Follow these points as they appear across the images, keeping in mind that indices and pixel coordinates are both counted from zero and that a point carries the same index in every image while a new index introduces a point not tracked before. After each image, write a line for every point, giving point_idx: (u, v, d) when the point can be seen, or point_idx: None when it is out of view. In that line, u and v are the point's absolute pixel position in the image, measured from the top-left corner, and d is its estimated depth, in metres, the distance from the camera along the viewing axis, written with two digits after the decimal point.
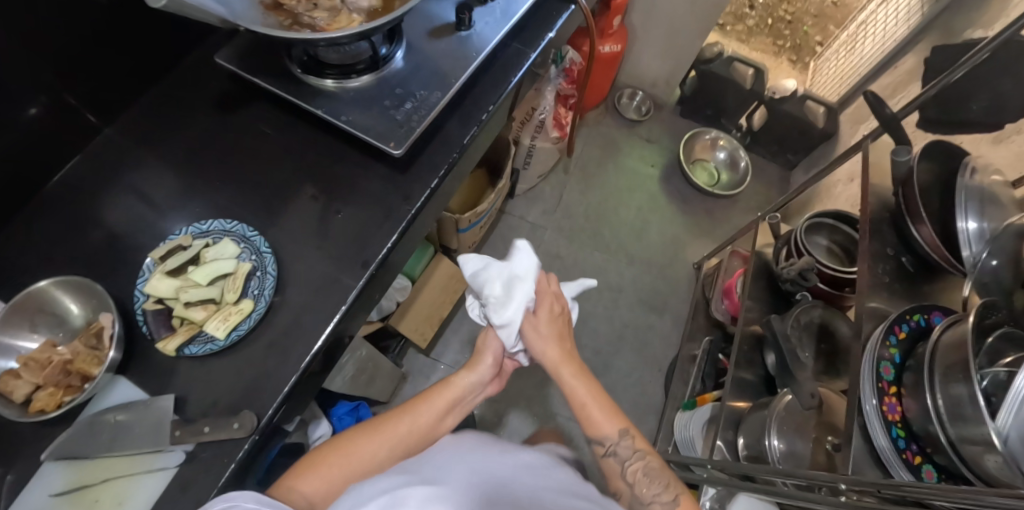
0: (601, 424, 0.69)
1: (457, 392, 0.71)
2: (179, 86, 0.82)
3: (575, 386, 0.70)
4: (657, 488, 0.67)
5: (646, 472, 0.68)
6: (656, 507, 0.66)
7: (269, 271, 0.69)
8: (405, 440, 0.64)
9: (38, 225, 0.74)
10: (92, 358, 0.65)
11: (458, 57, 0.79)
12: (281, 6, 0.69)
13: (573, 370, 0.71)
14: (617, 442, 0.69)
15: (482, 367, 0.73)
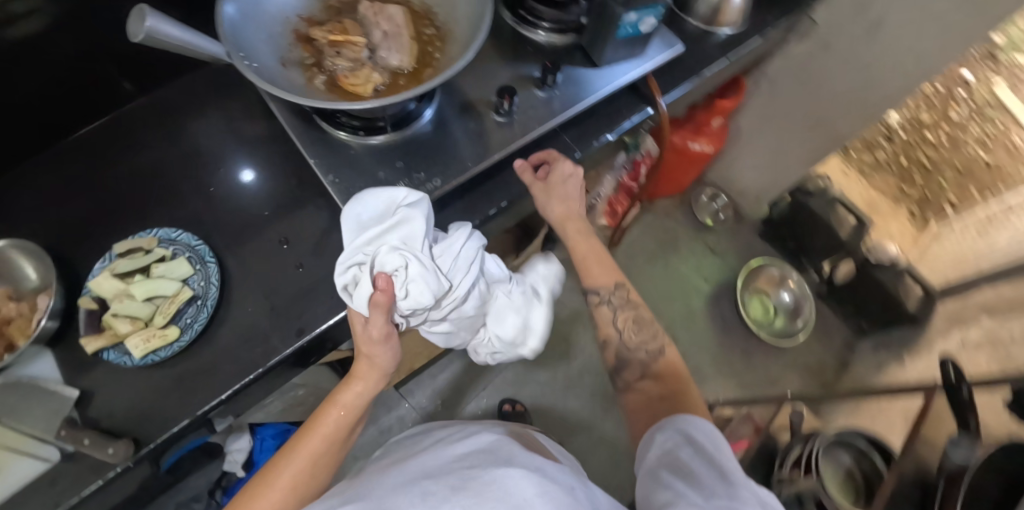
0: (598, 273, 0.74)
1: (347, 408, 0.60)
2: (226, 84, 0.84)
3: (580, 247, 0.76)
4: (643, 337, 0.70)
5: (635, 320, 0.71)
6: (639, 353, 0.69)
7: (208, 304, 0.66)
8: (297, 482, 0.56)
9: (44, 175, 0.77)
10: (25, 328, 0.65)
11: (483, 144, 0.71)
12: (312, 40, 0.66)
13: (576, 226, 0.76)
14: (614, 287, 0.73)
15: (366, 370, 0.61)
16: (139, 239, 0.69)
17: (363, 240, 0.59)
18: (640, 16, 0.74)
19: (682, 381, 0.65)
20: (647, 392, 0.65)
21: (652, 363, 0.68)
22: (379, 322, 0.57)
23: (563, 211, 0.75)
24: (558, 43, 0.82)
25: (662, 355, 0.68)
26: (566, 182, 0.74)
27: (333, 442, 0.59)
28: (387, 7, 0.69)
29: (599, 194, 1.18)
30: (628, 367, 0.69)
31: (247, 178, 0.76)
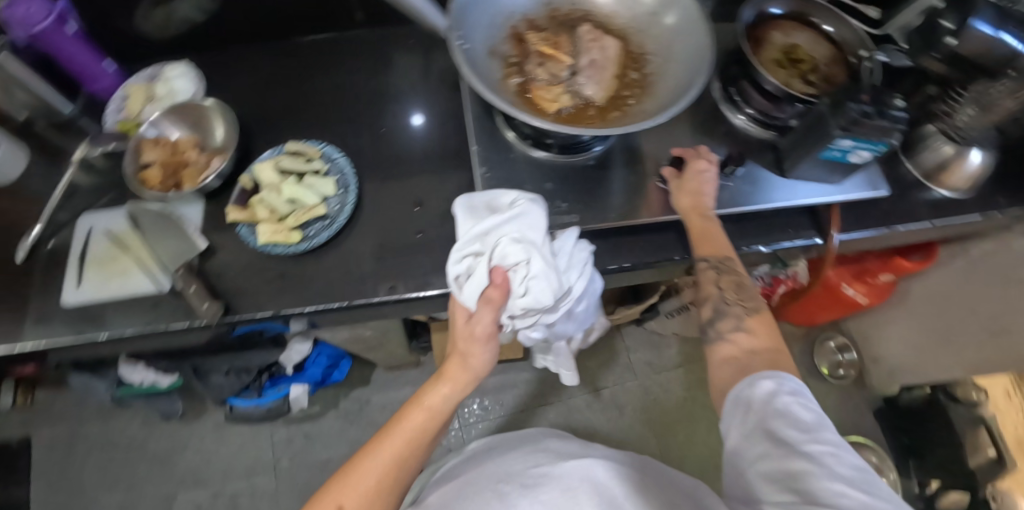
0: (711, 242, 0.66)
1: (433, 408, 0.61)
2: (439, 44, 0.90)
3: (706, 225, 0.67)
4: (746, 302, 0.64)
5: (738, 284, 0.65)
6: (738, 308, 0.64)
7: (334, 226, 0.71)
8: (384, 475, 0.57)
9: (270, 61, 0.89)
10: (192, 175, 0.75)
11: (632, 202, 0.70)
12: (524, 42, 0.69)
13: (699, 218, 0.67)
14: (721, 261, 0.66)
15: (456, 371, 0.62)
16: (306, 147, 0.75)
17: (480, 229, 0.61)
18: (855, 145, 0.69)
19: (774, 338, 0.61)
20: (738, 344, 0.61)
21: (745, 319, 0.63)
22: (488, 319, 0.59)
23: (689, 203, 0.68)
24: (756, 134, 0.80)
25: (758, 316, 0.63)
26: (696, 178, 0.69)
27: (418, 442, 0.60)
28: (604, 38, 0.69)
29: None
30: (725, 317, 0.63)
31: (417, 121, 0.83)
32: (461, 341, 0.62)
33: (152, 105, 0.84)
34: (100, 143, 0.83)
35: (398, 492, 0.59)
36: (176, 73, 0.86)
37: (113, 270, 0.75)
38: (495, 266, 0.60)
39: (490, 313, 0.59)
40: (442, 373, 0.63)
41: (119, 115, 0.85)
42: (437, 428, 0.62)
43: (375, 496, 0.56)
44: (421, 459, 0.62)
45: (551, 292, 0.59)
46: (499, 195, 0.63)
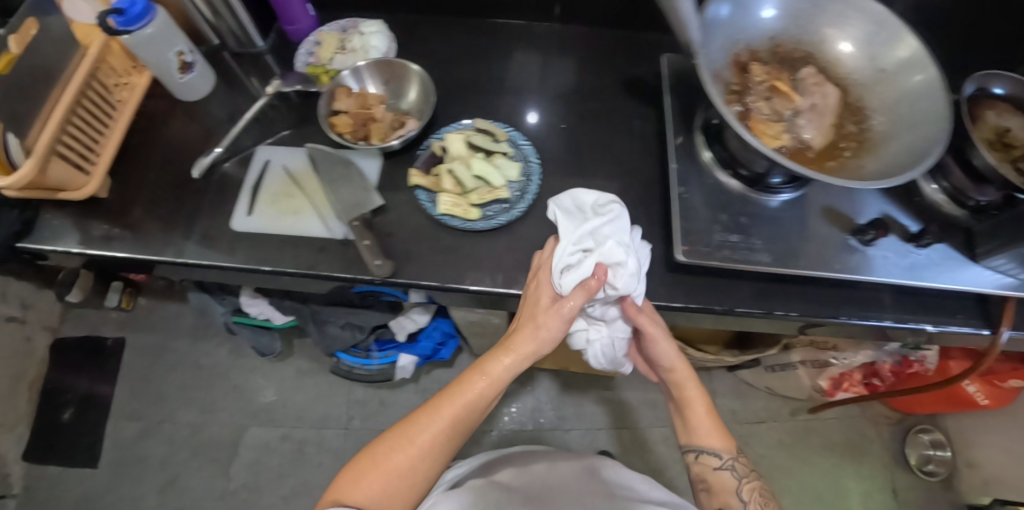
0: (710, 435, 0.69)
1: (493, 377, 0.59)
2: (631, 50, 0.89)
3: (693, 396, 0.70)
4: (767, 509, 0.66)
5: (758, 492, 0.68)
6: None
7: (512, 211, 0.71)
8: (435, 437, 0.57)
9: (460, 37, 0.90)
10: (380, 131, 0.77)
11: (819, 254, 0.70)
12: (746, 72, 0.70)
13: (693, 387, 0.70)
14: (727, 461, 0.68)
15: (519, 344, 0.59)
16: (495, 128, 0.76)
17: (584, 227, 0.63)
18: None
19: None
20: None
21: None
22: (582, 302, 0.59)
23: (682, 364, 0.70)
24: (944, 209, 0.77)
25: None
26: (667, 345, 0.68)
27: (473, 409, 0.59)
28: (826, 85, 0.70)
29: (845, 358, 1.03)
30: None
31: (533, 119, 0.82)
32: (539, 316, 0.60)
33: (344, 56, 0.86)
34: (290, 83, 0.86)
35: (449, 451, 0.59)
36: (371, 29, 0.87)
37: (284, 207, 0.77)
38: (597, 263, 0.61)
39: (580, 295, 0.59)
40: (505, 342, 0.60)
41: (309, 59, 0.88)
42: (493, 394, 0.60)
43: (427, 458, 0.57)
44: (476, 420, 0.60)
45: (633, 286, 0.61)
46: (583, 197, 0.67)
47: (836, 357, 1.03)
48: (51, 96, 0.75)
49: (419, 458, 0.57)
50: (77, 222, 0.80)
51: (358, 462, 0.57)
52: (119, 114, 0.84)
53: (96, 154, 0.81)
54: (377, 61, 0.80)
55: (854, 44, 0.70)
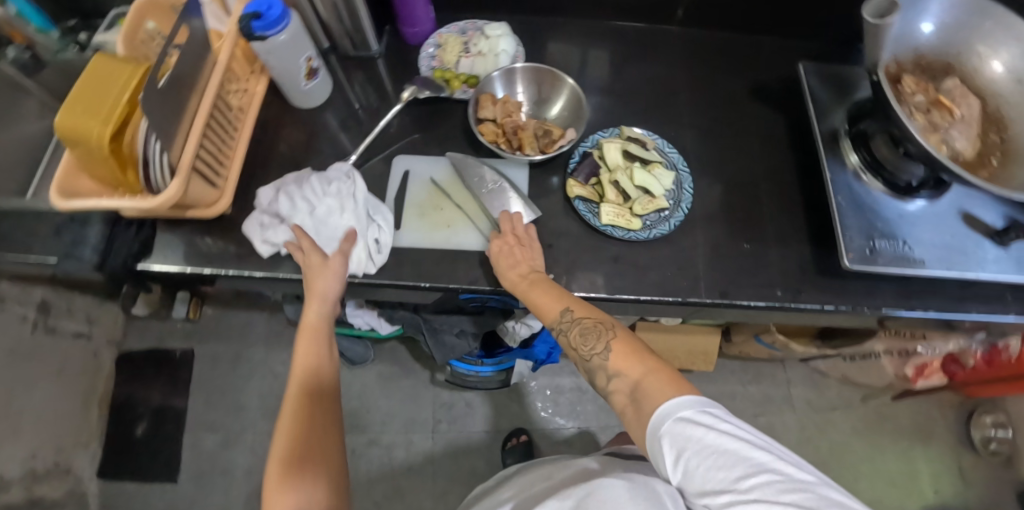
0: (542, 302, 0.63)
1: (315, 320, 0.67)
2: (752, 51, 0.89)
3: (541, 299, 0.64)
4: (592, 342, 0.59)
5: (583, 329, 0.60)
6: (596, 358, 0.58)
7: (673, 220, 0.72)
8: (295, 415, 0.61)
9: (581, 42, 0.89)
10: (531, 140, 0.75)
11: (962, 257, 0.73)
12: (897, 83, 0.73)
13: (525, 284, 0.65)
14: (575, 319, 0.61)
15: (320, 280, 0.68)
16: (644, 136, 0.76)
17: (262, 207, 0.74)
18: None
19: (640, 358, 0.56)
20: (622, 391, 0.55)
21: (608, 362, 0.57)
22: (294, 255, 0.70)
23: (517, 272, 0.67)
24: None
25: (617, 348, 0.57)
26: (506, 254, 0.68)
27: (316, 375, 0.65)
28: (970, 96, 0.74)
29: (932, 347, 1.05)
30: (596, 375, 0.58)
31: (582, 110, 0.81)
32: (312, 283, 0.68)
33: (470, 58, 0.86)
34: (420, 87, 0.82)
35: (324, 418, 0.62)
36: (496, 32, 0.86)
37: (430, 219, 0.75)
38: (351, 226, 0.71)
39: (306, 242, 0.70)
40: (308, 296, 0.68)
41: (432, 63, 0.87)
42: (323, 328, 0.68)
43: (296, 437, 0.59)
44: (323, 384, 0.65)
45: (325, 218, 0.72)
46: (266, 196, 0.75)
47: (924, 345, 1.05)
48: (191, 103, 0.70)
49: (290, 458, 0.57)
50: (207, 238, 0.78)
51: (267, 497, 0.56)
52: (239, 123, 0.81)
53: (224, 167, 0.78)
54: (521, 69, 0.78)
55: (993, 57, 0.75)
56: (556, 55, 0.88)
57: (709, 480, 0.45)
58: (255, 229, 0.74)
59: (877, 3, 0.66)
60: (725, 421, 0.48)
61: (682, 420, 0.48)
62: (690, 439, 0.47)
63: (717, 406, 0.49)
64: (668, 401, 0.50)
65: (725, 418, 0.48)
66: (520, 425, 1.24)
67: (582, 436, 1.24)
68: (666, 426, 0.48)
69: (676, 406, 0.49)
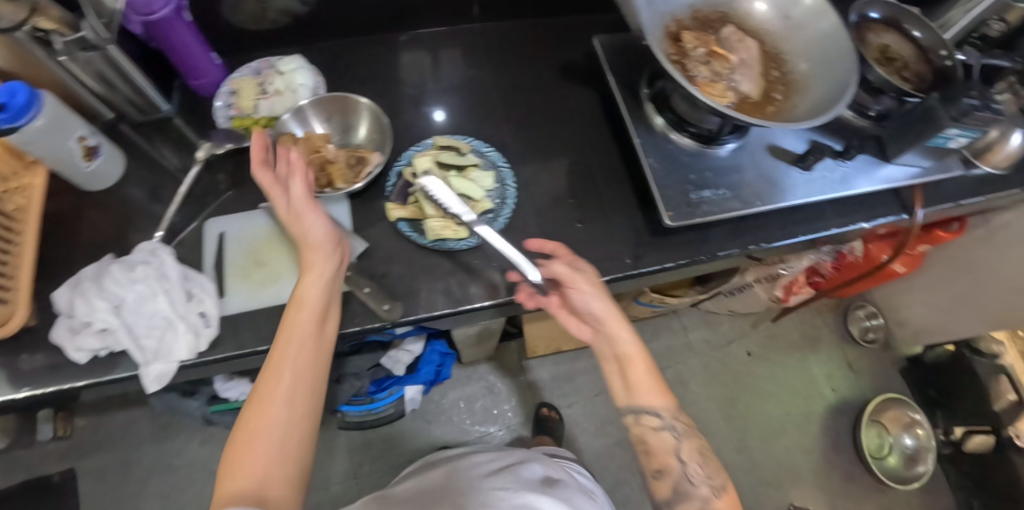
0: (652, 396, 0.65)
1: (308, 299, 0.59)
2: (549, 33, 0.91)
3: (634, 366, 0.65)
4: (705, 470, 0.64)
5: (698, 455, 0.65)
6: (702, 487, 0.63)
7: (500, 219, 0.72)
8: (295, 383, 0.56)
9: (384, 60, 0.88)
10: (342, 173, 0.73)
11: (776, 188, 0.78)
12: (678, 41, 0.76)
13: (620, 345, 0.65)
14: (684, 432, 0.65)
15: (325, 259, 0.61)
16: (456, 141, 0.76)
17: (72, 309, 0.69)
18: (958, 133, 0.80)
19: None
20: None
21: (714, 501, 0.62)
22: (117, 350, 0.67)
23: (616, 323, 0.65)
24: (855, 122, 0.89)
25: (726, 494, 0.63)
26: (593, 311, 0.65)
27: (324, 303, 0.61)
28: (745, 38, 0.77)
29: (791, 267, 1.13)
30: (688, 499, 0.63)
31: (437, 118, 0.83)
32: (319, 261, 0.61)
33: (268, 100, 0.81)
34: (218, 142, 0.80)
35: (315, 402, 0.59)
36: (291, 67, 0.82)
37: (258, 278, 0.72)
38: (166, 306, 0.68)
39: (328, 226, 0.63)
40: (305, 267, 0.61)
41: (229, 112, 0.82)
42: (325, 312, 0.61)
43: (298, 387, 0.56)
44: (321, 360, 0.59)
45: (146, 305, 0.69)
46: (70, 295, 0.70)
47: (784, 267, 1.12)
48: None
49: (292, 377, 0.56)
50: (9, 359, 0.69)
51: (238, 423, 0.54)
52: (19, 224, 0.72)
53: (8, 277, 0.68)
54: (314, 99, 0.75)
55: (762, 2, 0.79)
56: (360, 77, 0.86)
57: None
58: (65, 336, 0.68)
59: None
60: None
61: None
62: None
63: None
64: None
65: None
66: (444, 444, 1.23)
67: (508, 437, 1.24)
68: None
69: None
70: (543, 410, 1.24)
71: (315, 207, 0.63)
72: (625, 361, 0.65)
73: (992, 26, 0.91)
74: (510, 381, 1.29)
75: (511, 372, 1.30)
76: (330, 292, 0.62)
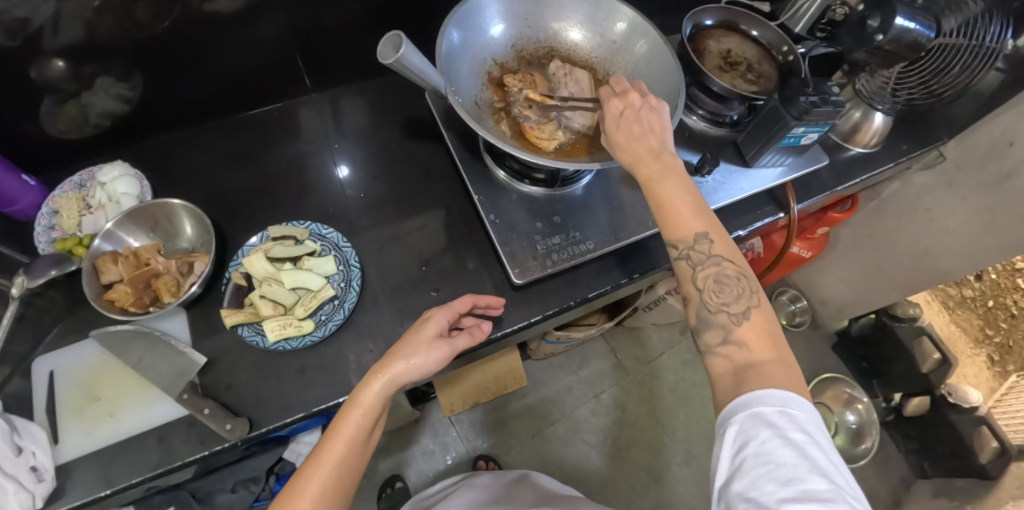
0: (681, 221, 0.55)
1: (367, 406, 0.57)
2: (395, 100, 0.91)
3: (664, 198, 0.56)
4: (728, 298, 0.53)
5: (720, 278, 0.54)
6: (723, 316, 0.53)
7: (346, 305, 0.70)
8: (328, 488, 0.53)
9: (222, 149, 0.86)
10: (171, 285, 0.69)
11: (633, 219, 0.75)
12: (503, 86, 0.73)
13: (654, 165, 0.57)
14: (710, 256, 0.54)
15: (394, 364, 0.58)
16: (292, 230, 0.73)
17: None
18: (806, 130, 0.77)
19: (777, 351, 0.50)
20: (731, 359, 0.51)
21: (735, 330, 0.52)
22: None
23: (644, 149, 0.59)
24: (711, 132, 0.88)
25: (752, 321, 0.52)
26: (642, 118, 0.60)
27: (376, 414, 0.58)
28: (574, 69, 0.74)
29: None
30: (709, 328, 0.53)
31: (346, 173, 0.84)
32: (419, 349, 0.60)
33: (91, 215, 0.76)
34: (38, 272, 0.71)
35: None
36: (113, 175, 0.78)
37: (93, 417, 0.66)
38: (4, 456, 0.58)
39: (448, 319, 0.64)
40: (380, 368, 0.59)
41: (52, 234, 0.76)
42: (375, 422, 0.58)
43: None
44: (360, 471, 0.56)
45: None
46: None
47: None
48: None
49: (330, 491, 0.53)
50: None
51: None
52: None
53: None
54: (132, 212, 0.71)
55: (589, 29, 0.76)
56: (198, 172, 0.83)
57: (754, 487, 0.42)
58: None
59: (386, 43, 0.58)
60: (799, 426, 0.44)
61: (759, 415, 0.45)
62: (752, 437, 0.44)
63: (800, 408, 0.45)
64: (762, 392, 0.46)
65: (800, 422, 0.44)
66: None
67: None
68: (736, 418, 0.45)
69: (758, 400, 0.45)
70: (480, 463, 1.20)
71: (442, 311, 0.64)
72: (651, 188, 0.57)
73: (837, 11, 0.87)
74: (442, 439, 1.25)
75: (442, 430, 1.26)
76: (416, 380, 0.61)
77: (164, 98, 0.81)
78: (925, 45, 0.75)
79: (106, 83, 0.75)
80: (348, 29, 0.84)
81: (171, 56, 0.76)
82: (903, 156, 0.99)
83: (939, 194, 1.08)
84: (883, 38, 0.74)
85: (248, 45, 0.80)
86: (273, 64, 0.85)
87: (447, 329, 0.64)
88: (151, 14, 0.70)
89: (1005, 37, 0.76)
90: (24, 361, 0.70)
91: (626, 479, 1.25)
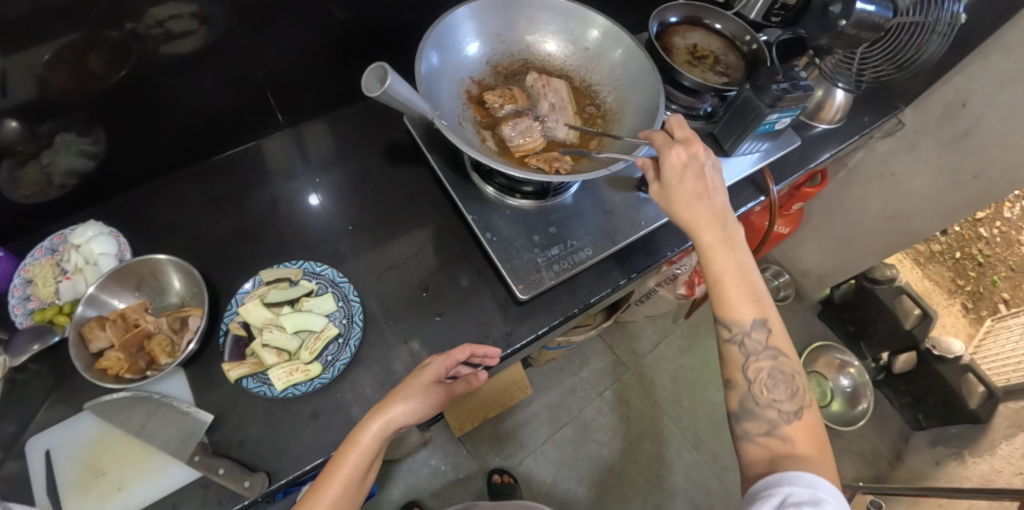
0: (737, 303, 0.56)
1: (365, 446, 0.56)
2: (369, 127, 0.90)
3: (723, 272, 0.57)
4: (780, 394, 0.54)
5: (773, 373, 0.55)
6: (772, 411, 0.53)
7: (351, 342, 0.69)
8: None
9: (198, 196, 0.83)
10: (166, 344, 0.66)
11: (626, 220, 0.75)
12: (483, 103, 0.74)
13: (718, 236, 0.58)
14: (765, 347, 0.55)
15: (393, 406, 0.58)
16: (284, 272, 0.72)
17: None
18: (779, 116, 0.79)
19: (821, 452, 0.51)
20: (769, 449, 0.52)
21: (782, 426, 0.53)
22: None
23: (706, 215, 0.59)
24: (687, 125, 0.90)
25: (801, 420, 0.53)
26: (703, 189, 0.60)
27: (376, 454, 0.57)
28: (550, 80, 0.75)
29: (685, 266, 1.11)
30: (751, 418, 0.54)
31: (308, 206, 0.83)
32: (417, 393, 0.60)
33: (69, 280, 0.73)
34: (19, 349, 0.67)
35: None
36: (87, 236, 0.74)
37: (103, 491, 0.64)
38: None
39: (447, 367, 0.63)
40: (380, 408, 0.58)
41: (29, 305, 0.71)
42: (371, 464, 0.57)
43: None
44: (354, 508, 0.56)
45: None
46: None
47: (679, 266, 1.10)
48: None
49: None
50: None
51: None
52: None
53: None
54: (112, 274, 0.68)
55: (560, 39, 0.77)
56: (175, 224, 0.80)
57: None
58: None
59: (369, 75, 0.58)
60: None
61: (789, 493, 0.46)
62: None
63: (830, 495, 0.46)
64: (793, 474, 0.48)
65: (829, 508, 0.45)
66: None
67: None
68: (767, 495, 0.47)
69: (788, 480, 0.47)
70: (495, 477, 1.20)
71: (440, 358, 0.63)
72: (711, 259, 0.58)
73: None
74: (454, 459, 1.24)
75: (452, 450, 1.25)
76: (413, 423, 0.60)
77: (128, 149, 0.78)
78: (884, 26, 0.77)
79: (67, 140, 0.71)
80: (317, 59, 0.83)
81: (134, 106, 0.73)
82: (867, 127, 1.02)
83: (902, 158, 1.13)
84: (847, 22, 0.77)
85: (213, 86, 0.78)
86: (243, 104, 0.83)
87: (445, 376, 0.63)
88: (105, 63, 0.67)
89: (957, 10, 0.79)
90: (13, 444, 0.66)
91: (641, 472, 1.26)
